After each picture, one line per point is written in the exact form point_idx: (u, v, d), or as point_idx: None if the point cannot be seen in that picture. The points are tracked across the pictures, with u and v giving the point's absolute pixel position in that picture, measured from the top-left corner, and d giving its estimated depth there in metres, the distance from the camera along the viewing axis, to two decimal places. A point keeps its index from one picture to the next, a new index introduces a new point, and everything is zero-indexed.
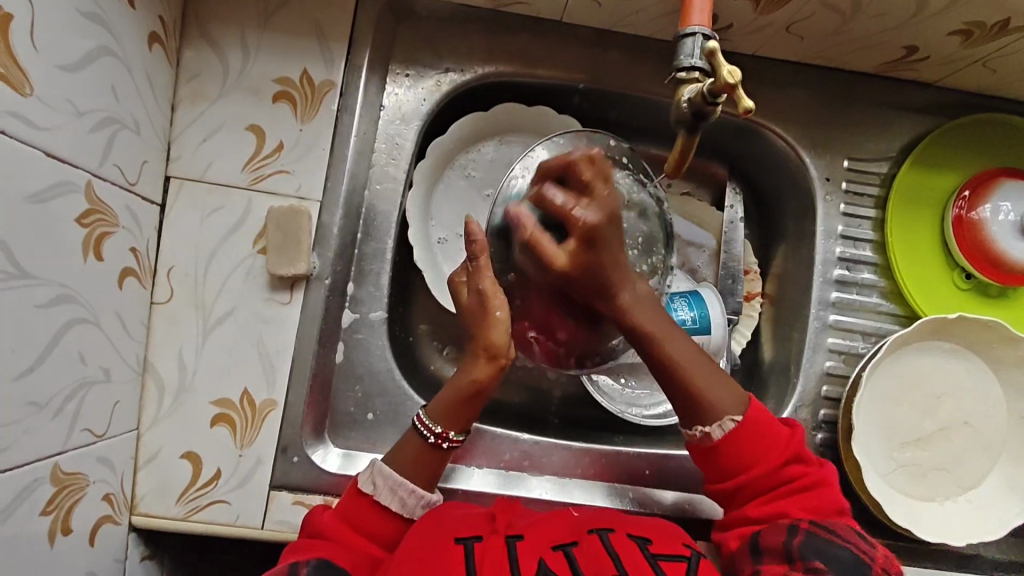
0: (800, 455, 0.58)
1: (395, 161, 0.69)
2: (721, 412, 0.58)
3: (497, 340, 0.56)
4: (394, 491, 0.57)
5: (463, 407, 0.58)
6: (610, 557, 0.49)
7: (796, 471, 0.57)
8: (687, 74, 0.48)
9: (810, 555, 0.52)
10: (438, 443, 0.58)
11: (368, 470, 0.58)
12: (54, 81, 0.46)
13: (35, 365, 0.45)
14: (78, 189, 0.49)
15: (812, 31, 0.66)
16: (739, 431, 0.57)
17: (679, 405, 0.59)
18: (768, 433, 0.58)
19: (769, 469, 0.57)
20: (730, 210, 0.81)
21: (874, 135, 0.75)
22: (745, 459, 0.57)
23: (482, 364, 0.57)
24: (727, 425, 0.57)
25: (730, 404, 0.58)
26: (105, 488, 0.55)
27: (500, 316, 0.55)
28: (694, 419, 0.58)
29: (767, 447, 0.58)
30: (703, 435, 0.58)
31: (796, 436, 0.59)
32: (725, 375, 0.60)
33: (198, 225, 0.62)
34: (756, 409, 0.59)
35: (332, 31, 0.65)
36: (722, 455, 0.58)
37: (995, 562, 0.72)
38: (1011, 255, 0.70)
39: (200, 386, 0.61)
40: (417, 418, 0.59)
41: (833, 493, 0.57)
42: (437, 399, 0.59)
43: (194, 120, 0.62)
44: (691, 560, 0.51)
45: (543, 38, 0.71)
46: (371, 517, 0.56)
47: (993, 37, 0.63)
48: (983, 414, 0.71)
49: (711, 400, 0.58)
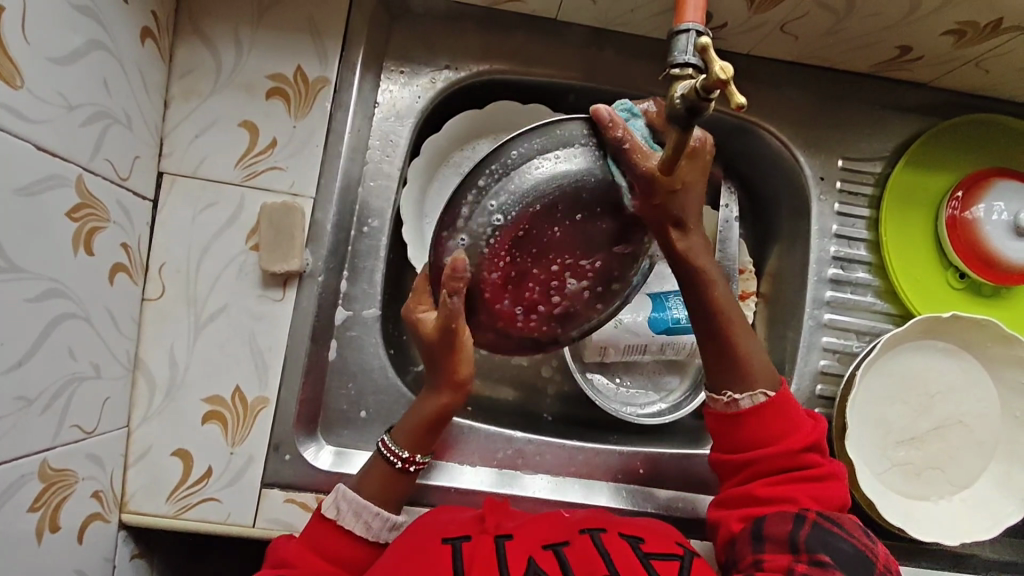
0: (818, 445, 0.57)
1: (389, 158, 0.69)
2: (756, 382, 0.57)
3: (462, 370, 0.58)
4: (358, 515, 0.57)
5: (429, 434, 0.60)
6: (601, 557, 0.49)
7: (813, 459, 0.57)
8: (681, 71, 0.47)
9: (815, 547, 0.51)
10: (406, 467, 0.59)
11: (332, 494, 0.57)
12: (45, 74, 0.45)
13: (23, 360, 0.44)
14: (68, 183, 0.48)
15: (807, 30, 0.66)
16: (766, 408, 0.57)
17: (712, 365, 0.58)
18: (793, 416, 0.57)
19: (792, 450, 0.56)
20: (726, 208, 0.79)
21: (868, 135, 0.75)
22: (770, 434, 0.57)
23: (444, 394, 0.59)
24: (759, 398, 0.57)
25: (763, 375, 0.57)
26: (95, 485, 0.55)
27: (468, 349, 0.56)
28: (725, 385, 0.57)
29: (791, 427, 0.57)
30: (732, 400, 0.57)
31: (819, 427, 0.58)
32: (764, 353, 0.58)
33: (191, 221, 0.61)
34: (785, 394, 0.58)
35: (327, 28, 0.65)
36: (743, 426, 0.57)
37: (989, 562, 0.72)
38: (1004, 255, 0.70)
39: (192, 383, 0.61)
40: (383, 443, 0.60)
41: (840, 489, 0.57)
42: (405, 422, 0.60)
43: (187, 116, 0.62)
44: (685, 558, 0.51)
45: (538, 36, 0.71)
46: (335, 542, 0.56)
47: (986, 37, 0.64)
48: (976, 412, 0.71)
49: (750, 366, 0.57)
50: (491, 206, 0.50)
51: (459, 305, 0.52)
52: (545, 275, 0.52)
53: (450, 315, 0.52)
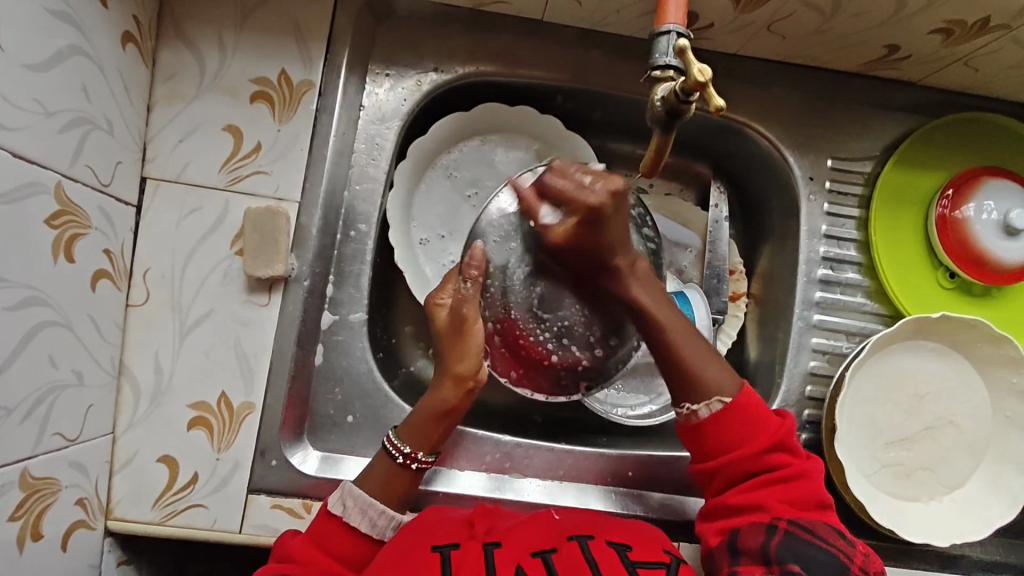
0: (785, 444, 0.57)
1: (375, 161, 0.69)
2: (711, 391, 0.58)
3: (465, 365, 0.60)
4: (364, 512, 0.56)
5: (438, 430, 0.60)
6: (588, 564, 0.48)
7: (780, 459, 0.57)
8: (662, 74, 0.48)
9: (786, 557, 0.51)
10: (406, 463, 0.59)
11: (338, 492, 0.57)
12: (21, 81, 0.45)
13: (2, 368, 0.44)
14: (47, 190, 0.48)
15: (794, 30, 0.66)
16: (727, 415, 0.57)
17: (670, 385, 0.60)
18: (754, 420, 0.58)
19: (754, 454, 0.56)
20: (715, 209, 0.80)
21: (857, 134, 0.74)
22: (728, 441, 0.57)
23: (448, 388, 0.60)
24: (715, 406, 0.57)
25: (721, 381, 0.58)
26: (79, 492, 0.54)
27: (475, 342, 0.60)
28: (683, 397, 0.59)
29: (751, 433, 0.57)
30: (691, 413, 0.58)
31: (785, 425, 0.58)
32: (720, 359, 0.60)
33: (175, 226, 0.61)
34: (745, 397, 0.58)
35: (311, 31, 0.65)
36: (706, 437, 0.58)
37: (980, 562, 0.71)
38: (994, 254, 0.69)
39: (177, 388, 0.60)
40: (389, 440, 0.59)
41: (817, 486, 0.57)
42: (413, 420, 0.60)
43: (171, 121, 0.62)
44: (671, 564, 0.51)
45: (525, 37, 0.71)
46: (341, 539, 0.55)
47: (974, 35, 0.63)
48: (967, 412, 0.71)
49: (704, 377, 0.58)
50: (491, 251, 0.62)
51: (468, 296, 0.60)
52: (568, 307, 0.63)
53: (460, 300, 0.59)
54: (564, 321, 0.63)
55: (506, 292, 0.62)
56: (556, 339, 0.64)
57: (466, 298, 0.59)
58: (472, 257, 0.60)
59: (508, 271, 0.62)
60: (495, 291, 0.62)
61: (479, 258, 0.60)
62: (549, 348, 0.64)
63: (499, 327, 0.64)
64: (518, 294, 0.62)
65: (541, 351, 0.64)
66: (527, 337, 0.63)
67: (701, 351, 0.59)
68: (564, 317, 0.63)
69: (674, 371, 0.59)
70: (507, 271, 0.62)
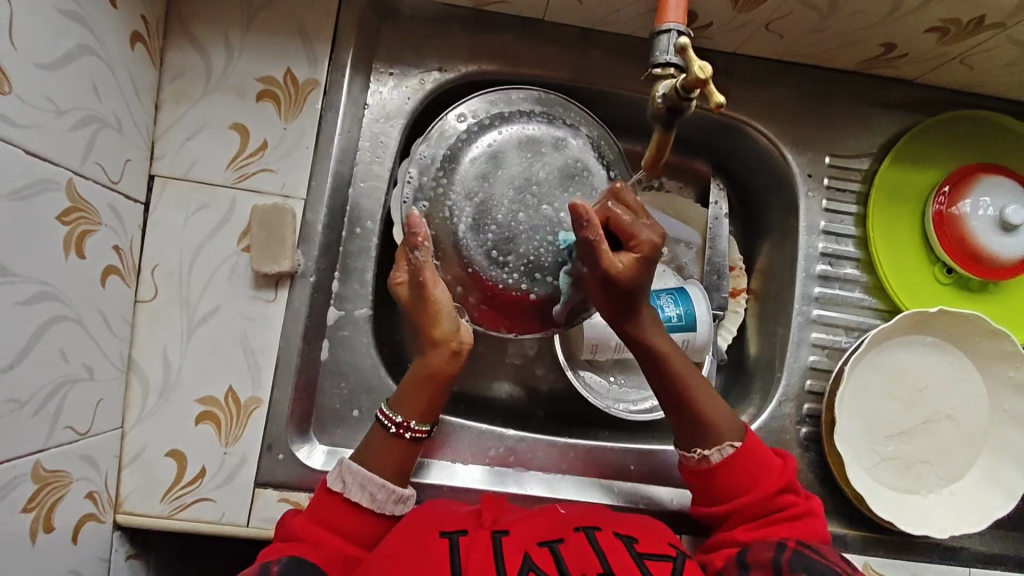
0: (792, 486, 0.59)
1: (380, 159, 0.70)
2: (722, 436, 0.60)
3: (443, 327, 0.59)
4: (364, 487, 0.56)
5: (431, 400, 0.60)
6: (597, 556, 0.49)
7: (788, 500, 0.58)
8: (662, 71, 0.49)
9: (796, 568, 0.52)
10: (400, 433, 0.59)
11: (337, 468, 0.58)
12: (34, 80, 0.46)
13: (16, 361, 0.45)
14: (59, 187, 0.49)
15: (792, 29, 0.67)
16: (738, 458, 0.60)
17: (680, 427, 0.62)
18: (762, 463, 0.60)
19: (767, 495, 0.58)
20: (715, 206, 0.81)
21: (855, 132, 0.75)
22: (742, 484, 0.59)
23: (438, 354, 0.60)
24: (727, 450, 0.60)
25: (729, 426, 0.61)
26: (89, 486, 0.55)
27: (440, 302, 0.59)
28: (694, 441, 0.61)
29: (762, 474, 0.59)
30: (702, 457, 0.60)
31: (789, 467, 0.61)
32: (728, 406, 0.63)
33: (183, 223, 0.62)
34: (752, 440, 0.61)
35: (316, 30, 0.65)
36: (718, 480, 0.60)
37: (978, 553, 0.72)
38: (989, 249, 0.70)
39: (185, 383, 0.61)
40: (382, 412, 0.60)
41: (819, 524, 0.59)
42: (403, 392, 0.60)
43: (178, 120, 0.63)
44: (677, 558, 0.52)
45: (526, 36, 0.72)
46: (346, 517, 0.56)
47: (970, 33, 0.64)
48: (964, 406, 0.72)
49: (712, 420, 0.61)
50: (449, 207, 0.62)
51: (422, 262, 0.58)
52: (525, 238, 0.60)
53: (414, 269, 0.58)
54: (525, 250, 0.60)
55: (477, 244, 0.61)
56: (529, 275, 0.61)
57: (418, 266, 0.58)
58: (411, 228, 0.57)
59: (458, 228, 0.61)
60: (450, 250, 0.62)
61: (419, 225, 0.56)
62: (521, 285, 0.62)
63: (466, 282, 0.63)
64: (474, 242, 0.61)
65: (517, 292, 0.62)
66: (495, 284, 0.62)
67: (699, 380, 0.62)
68: (523, 250, 0.60)
69: (683, 416, 0.61)
70: (473, 219, 0.61)
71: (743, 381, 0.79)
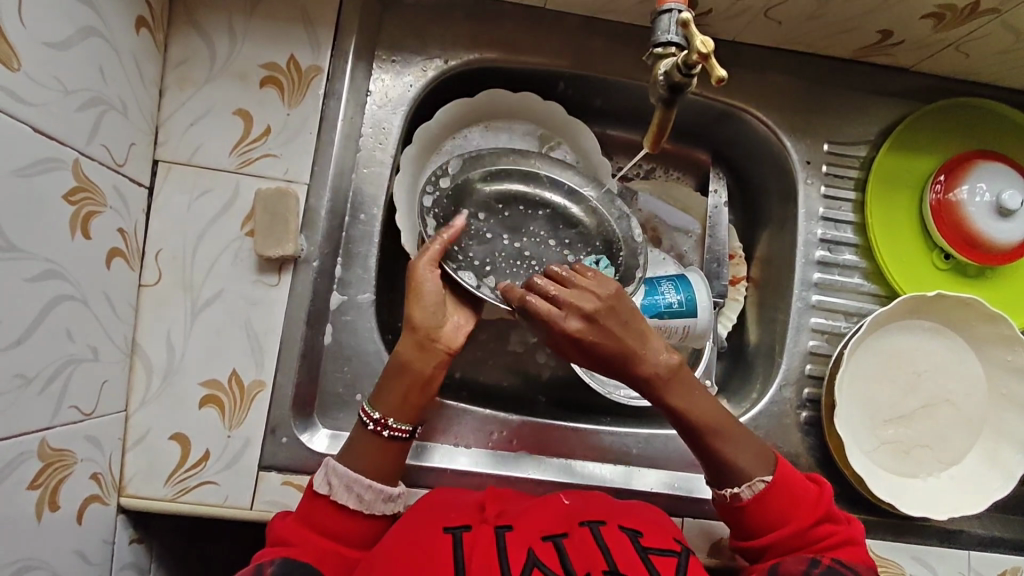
0: (830, 513, 0.59)
1: (382, 146, 0.70)
2: (751, 473, 0.59)
3: (419, 311, 0.59)
4: (350, 489, 0.55)
5: (406, 393, 0.58)
6: (600, 552, 0.49)
7: (826, 530, 0.58)
8: (663, 49, 0.49)
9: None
10: (378, 430, 0.57)
11: (323, 469, 0.56)
12: (42, 59, 0.46)
13: (23, 338, 0.45)
14: (65, 166, 0.49)
15: (790, 15, 0.67)
16: (768, 491, 0.58)
17: (708, 467, 0.60)
18: (797, 496, 0.59)
19: (804, 527, 0.58)
20: (715, 195, 0.82)
21: (852, 119, 0.76)
22: (776, 517, 0.58)
23: (405, 342, 0.59)
24: (757, 486, 0.58)
25: (756, 463, 0.59)
26: (93, 467, 0.55)
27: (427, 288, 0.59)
28: (722, 482, 0.60)
29: (801, 504, 0.58)
30: (733, 495, 0.59)
31: (825, 492, 0.60)
32: (755, 441, 0.61)
33: (188, 208, 0.62)
34: (784, 467, 0.60)
35: (319, 17, 0.66)
36: (752, 517, 0.59)
37: (976, 537, 0.73)
38: (987, 235, 0.71)
39: (189, 367, 0.61)
40: (360, 410, 0.58)
41: (862, 553, 0.57)
42: (381, 386, 0.59)
43: (182, 105, 0.63)
44: (681, 554, 0.51)
45: (528, 25, 0.72)
46: (333, 518, 0.55)
47: (965, 19, 0.65)
48: (963, 390, 0.72)
49: (736, 461, 0.59)
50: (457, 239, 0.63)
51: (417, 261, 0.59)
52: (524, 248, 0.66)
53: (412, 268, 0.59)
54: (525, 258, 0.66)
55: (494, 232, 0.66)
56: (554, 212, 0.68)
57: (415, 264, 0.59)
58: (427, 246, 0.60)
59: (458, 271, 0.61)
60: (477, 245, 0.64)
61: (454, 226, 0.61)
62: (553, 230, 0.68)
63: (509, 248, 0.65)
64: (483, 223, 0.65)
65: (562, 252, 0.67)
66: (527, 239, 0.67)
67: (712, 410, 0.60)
68: (521, 244, 0.66)
69: (711, 462, 0.60)
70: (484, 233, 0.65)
71: (744, 368, 0.79)
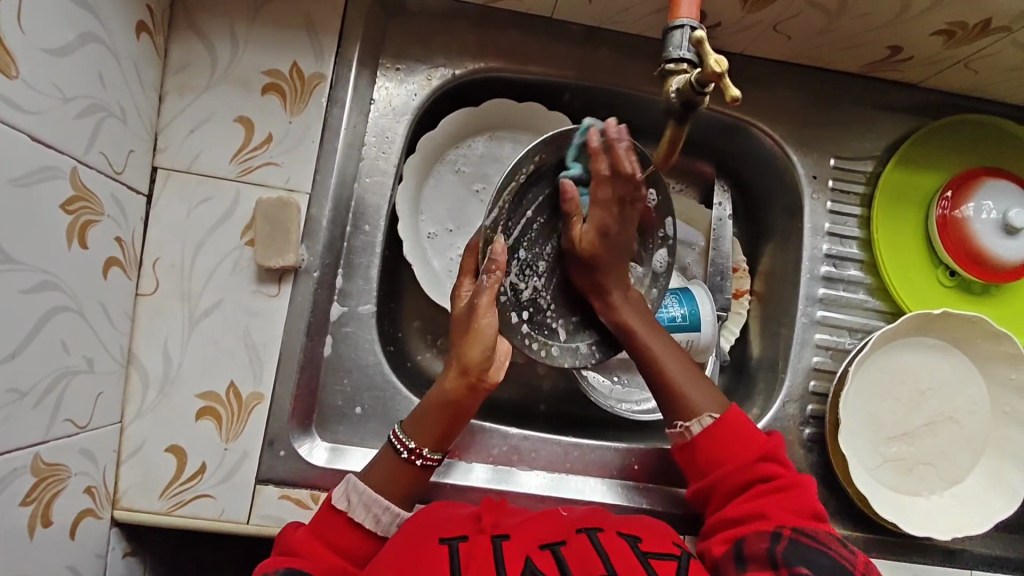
0: (775, 455, 0.59)
1: (385, 154, 0.70)
2: (700, 409, 0.61)
3: (474, 352, 0.55)
4: (369, 508, 0.55)
5: (444, 428, 0.58)
6: (600, 557, 0.48)
7: (770, 469, 0.58)
8: (676, 66, 0.49)
9: (792, 560, 0.49)
10: (411, 459, 0.58)
11: (343, 485, 0.56)
12: (41, 66, 0.45)
13: (17, 351, 0.44)
14: (63, 175, 0.48)
15: (799, 29, 0.67)
16: (717, 428, 0.60)
17: (663, 405, 0.63)
18: (739, 434, 0.60)
19: (745, 465, 0.59)
20: (719, 206, 0.81)
21: (860, 134, 0.76)
22: (724, 454, 0.60)
23: (454, 379, 0.57)
24: (706, 421, 0.60)
25: (708, 402, 0.62)
26: (87, 480, 0.54)
27: (488, 330, 0.55)
28: (676, 416, 0.62)
29: (744, 444, 0.59)
30: (684, 431, 0.61)
31: (772, 438, 0.60)
32: (710, 384, 0.63)
33: (186, 216, 0.61)
34: (734, 414, 0.61)
35: (322, 24, 0.65)
36: (700, 452, 0.60)
37: (978, 556, 0.72)
38: (994, 252, 0.70)
39: (186, 378, 0.60)
40: (394, 434, 0.59)
41: (808, 494, 0.58)
42: (420, 414, 0.59)
43: (183, 111, 0.62)
44: (682, 558, 0.50)
45: (534, 35, 0.72)
46: (344, 534, 0.54)
47: (976, 36, 0.65)
48: (967, 408, 0.72)
49: (689, 397, 0.62)
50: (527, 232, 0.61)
51: (487, 285, 0.55)
52: None
53: (477, 290, 0.55)
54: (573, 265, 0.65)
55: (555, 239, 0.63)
56: None
57: (481, 288, 0.55)
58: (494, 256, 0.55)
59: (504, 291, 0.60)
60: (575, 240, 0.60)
61: (501, 253, 0.55)
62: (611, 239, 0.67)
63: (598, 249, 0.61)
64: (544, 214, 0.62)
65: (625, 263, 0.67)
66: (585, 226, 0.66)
67: (679, 362, 0.63)
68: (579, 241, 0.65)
69: (662, 392, 0.63)
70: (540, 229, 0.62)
71: (746, 382, 0.78)
